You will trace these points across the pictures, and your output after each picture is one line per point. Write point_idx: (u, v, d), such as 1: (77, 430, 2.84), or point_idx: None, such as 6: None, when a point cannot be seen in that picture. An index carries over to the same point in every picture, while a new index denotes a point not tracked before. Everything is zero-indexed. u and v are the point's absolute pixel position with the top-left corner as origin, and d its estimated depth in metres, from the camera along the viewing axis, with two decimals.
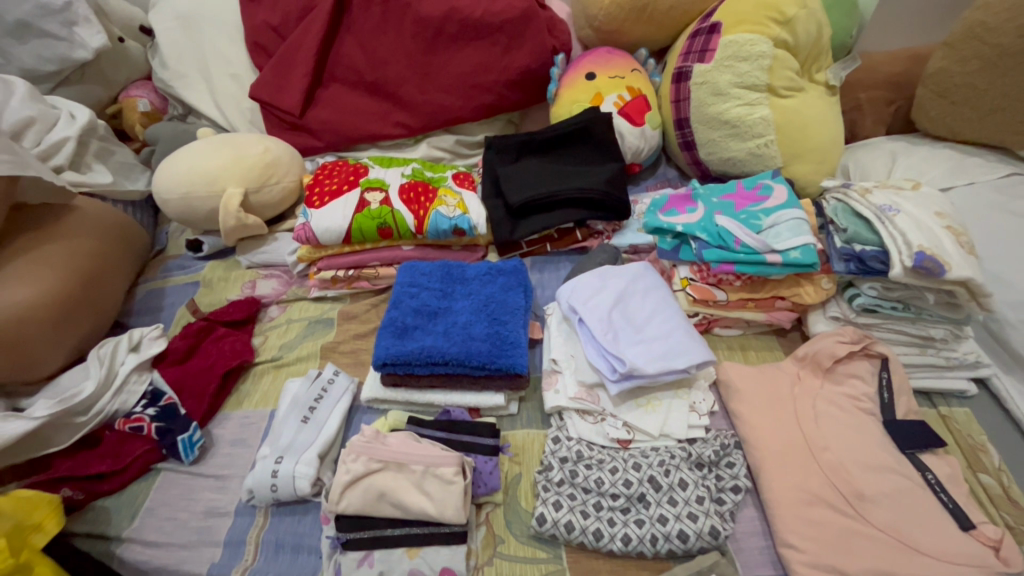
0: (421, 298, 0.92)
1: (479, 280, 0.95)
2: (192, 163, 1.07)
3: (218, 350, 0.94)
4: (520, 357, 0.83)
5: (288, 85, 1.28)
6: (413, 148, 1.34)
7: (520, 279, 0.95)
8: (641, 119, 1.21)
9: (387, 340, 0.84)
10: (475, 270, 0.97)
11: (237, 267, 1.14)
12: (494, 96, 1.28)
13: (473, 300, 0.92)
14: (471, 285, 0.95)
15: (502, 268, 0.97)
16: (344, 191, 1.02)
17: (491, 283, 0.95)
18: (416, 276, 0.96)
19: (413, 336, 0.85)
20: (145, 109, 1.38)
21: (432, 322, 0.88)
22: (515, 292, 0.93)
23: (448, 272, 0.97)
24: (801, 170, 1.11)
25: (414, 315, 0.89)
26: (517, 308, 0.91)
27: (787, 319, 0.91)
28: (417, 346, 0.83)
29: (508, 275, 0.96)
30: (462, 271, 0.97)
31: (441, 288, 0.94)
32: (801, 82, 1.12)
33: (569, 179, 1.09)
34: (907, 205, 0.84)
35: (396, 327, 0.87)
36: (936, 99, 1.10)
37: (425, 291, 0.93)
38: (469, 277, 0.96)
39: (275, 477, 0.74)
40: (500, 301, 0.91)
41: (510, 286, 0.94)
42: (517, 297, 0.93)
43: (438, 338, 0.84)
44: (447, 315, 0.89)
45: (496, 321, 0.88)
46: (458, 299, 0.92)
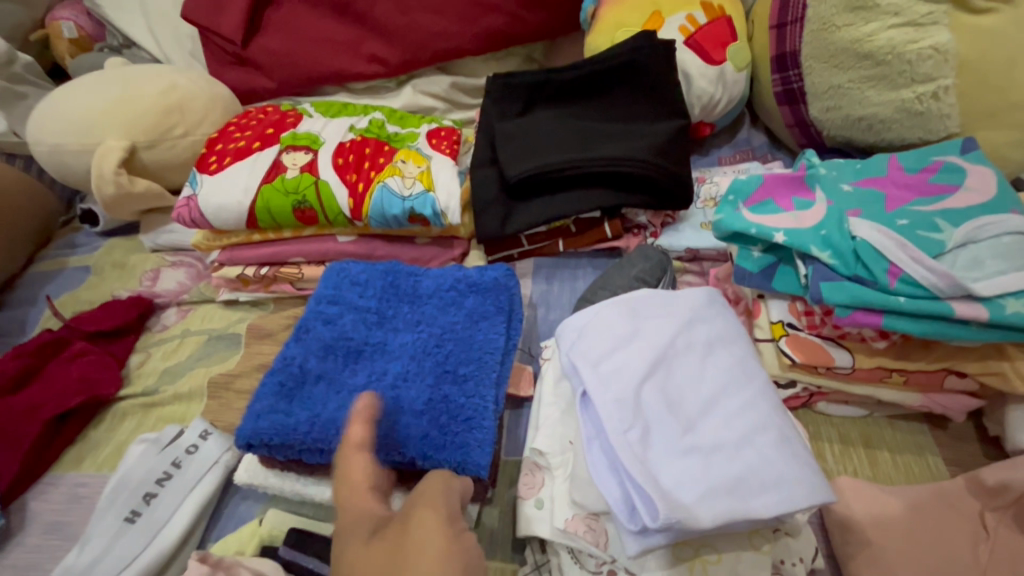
0: (341, 326, 0.59)
1: (437, 299, 0.60)
2: (67, 103, 0.77)
3: (60, 380, 0.65)
4: (477, 449, 0.50)
5: (229, 3, 0.95)
6: (393, 93, 0.97)
7: (502, 299, 0.59)
8: (719, 54, 0.79)
9: (272, 402, 0.53)
10: (434, 281, 0.62)
11: (139, 249, 0.84)
12: (505, 17, 0.88)
13: (421, 333, 0.57)
14: (424, 307, 0.60)
15: (474, 280, 0.61)
16: (254, 150, 0.69)
17: (454, 306, 0.59)
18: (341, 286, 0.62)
19: (313, 395, 0.54)
20: (71, 36, 1.09)
21: (351, 368, 0.56)
22: (489, 323, 0.57)
23: (390, 282, 0.62)
24: (992, 140, 0.67)
25: (325, 354, 0.57)
26: (487, 352, 0.55)
27: (957, 408, 0.51)
28: (314, 415, 0.52)
29: (482, 292, 0.60)
30: (413, 282, 0.62)
31: (377, 309, 0.60)
32: None
33: (598, 144, 0.71)
34: None
35: (290, 375, 0.55)
36: None
37: (350, 312, 0.60)
38: (423, 293, 0.61)
39: None
40: (461, 338, 0.57)
41: (483, 313, 0.58)
42: (491, 330, 0.57)
43: (350, 404, 0.52)
44: (375, 358, 0.56)
45: (449, 373, 0.54)
46: (400, 329, 0.58)
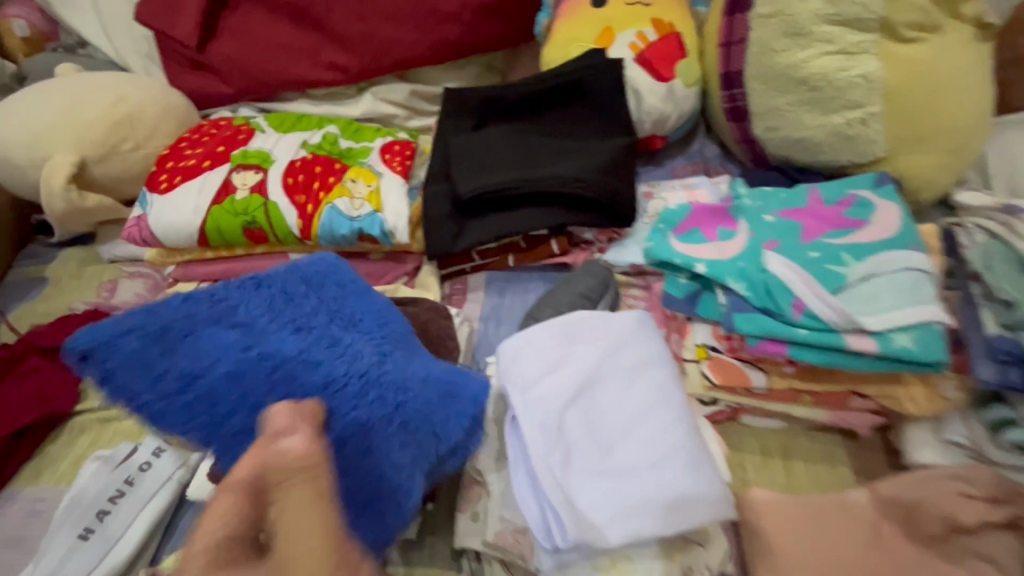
0: (265, 318, 0.53)
1: (403, 359, 0.53)
2: (17, 116, 0.76)
3: (18, 396, 0.67)
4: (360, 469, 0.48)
5: (183, 8, 0.94)
6: (353, 100, 0.97)
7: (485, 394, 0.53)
8: (668, 72, 0.81)
9: (145, 351, 0.49)
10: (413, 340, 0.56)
11: (97, 260, 0.84)
12: (461, 28, 0.89)
13: (358, 372, 0.51)
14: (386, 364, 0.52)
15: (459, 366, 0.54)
16: (204, 170, 0.71)
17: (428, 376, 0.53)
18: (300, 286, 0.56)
19: (199, 349, 0.51)
20: (24, 35, 1.06)
21: (257, 359, 0.50)
22: (462, 416, 0.51)
23: (354, 316, 0.55)
24: (915, 164, 0.71)
25: (231, 331, 0.52)
26: (440, 438, 0.50)
27: (864, 425, 0.55)
28: (199, 410, 0.49)
29: (470, 378, 0.54)
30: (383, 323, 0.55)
31: (325, 328, 0.53)
32: (935, 17, 0.69)
33: (546, 163, 0.73)
34: None
35: (170, 330, 0.51)
36: None
37: (286, 307, 0.54)
38: (392, 347, 0.53)
39: None
40: (417, 407, 0.50)
41: (458, 400, 0.52)
42: (457, 420, 0.51)
43: (236, 395, 0.49)
44: (288, 368, 0.50)
45: (387, 436, 0.49)
46: (335, 355, 0.52)
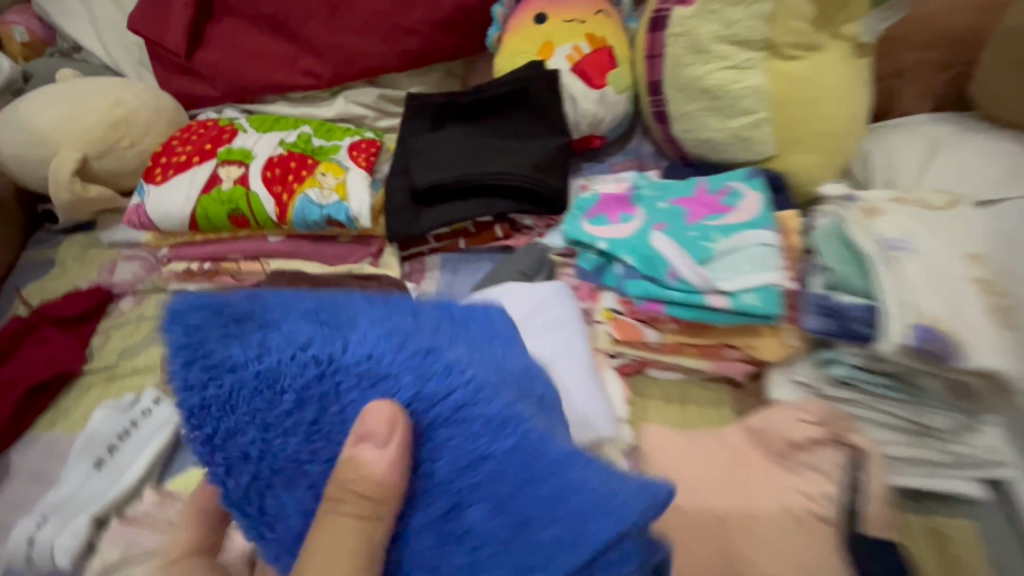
0: (333, 321, 0.41)
1: (522, 436, 0.39)
2: (26, 118, 0.87)
3: (34, 358, 0.78)
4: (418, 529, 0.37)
5: (169, 18, 1.04)
6: (327, 103, 1.08)
7: (573, 523, 0.36)
8: (601, 80, 0.93)
9: (206, 334, 0.41)
10: (522, 425, 0.39)
11: (97, 245, 0.94)
12: (422, 40, 1.00)
13: (440, 421, 0.39)
14: (464, 439, 0.38)
15: (569, 463, 0.38)
16: (194, 164, 0.83)
17: (498, 470, 0.38)
18: (414, 301, 0.46)
19: (251, 339, 0.40)
20: (23, 40, 1.15)
21: (307, 371, 0.39)
22: (524, 554, 0.36)
23: (452, 359, 0.40)
24: (801, 162, 0.84)
25: (287, 319, 0.41)
26: (479, 571, 0.36)
27: (739, 372, 0.67)
28: (221, 415, 0.40)
29: (592, 482, 0.38)
30: (482, 378, 0.40)
31: (408, 361, 0.40)
32: (815, 38, 0.82)
33: (490, 158, 0.85)
34: (926, 241, 0.59)
35: (234, 305, 0.42)
36: (1008, 69, 0.79)
37: (367, 321, 0.42)
38: (493, 409, 0.39)
39: (30, 547, 0.60)
40: (528, 485, 0.37)
41: (536, 517, 0.37)
42: (551, 536, 0.36)
43: (264, 408, 0.39)
44: (361, 387, 0.39)
45: (431, 534, 0.37)
46: (405, 404, 0.39)
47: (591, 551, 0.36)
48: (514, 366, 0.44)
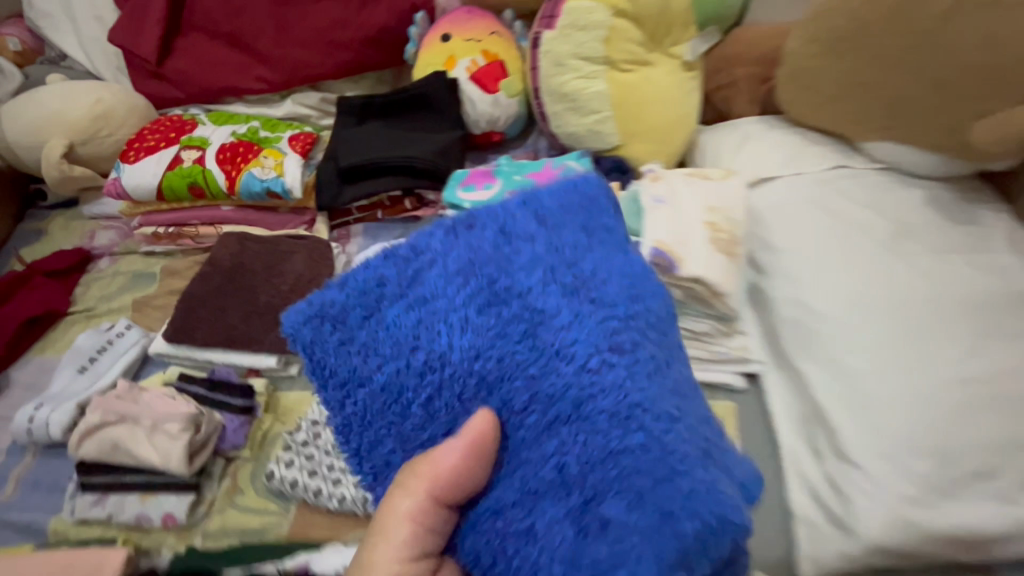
0: (451, 317, 0.46)
1: (634, 404, 0.42)
2: (25, 112, 1.08)
3: (29, 300, 0.97)
4: (539, 518, 0.41)
5: (143, 33, 1.25)
6: (278, 104, 1.30)
7: (697, 512, 0.39)
8: (494, 86, 1.16)
9: (318, 344, 0.48)
10: (638, 418, 0.42)
11: (80, 217, 1.14)
12: (353, 53, 1.23)
13: (562, 414, 0.43)
14: (583, 432, 0.42)
15: (682, 457, 0.41)
16: (162, 148, 1.04)
17: (619, 465, 0.41)
18: (544, 234, 0.48)
19: (368, 345, 0.47)
20: (16, 49, 1.35)
21: (435, 379, 0.46)
22: (642, 542, 0.38)
23: (562, 343, 0.44)
24: (640, 149, 1.10)
25: (410, 321, 0.46)
26: (589, 551, 0.39)
27: None
28: (361, 430, 0.49)
29: (693, 466, 0.41)
30: (596, 365, 0.43)
31: (514, 360, 0.45)
32: (647, 56, 1.07)
33: (399, 145, 1.08)
34: (683, 200, 0.87)
35: (331, 310, 0.48)
36: (789, 84, 1.05)
37: (479, 313, 0.46)
38: (603, 403, 0.42)
39: (31, 424, 0.79)
40: (652, 460, 0.41)
41: (650, 505, 0.39)
42: (666, 512, 0.39)
43: (398, 419, 0.48)
44: (477, 388, 0.45)
45: (556, 511, 0.41)
46: (520, 405, 0.44)
47: (701, 537, 0.39)
48: (630, 336, 0.44)
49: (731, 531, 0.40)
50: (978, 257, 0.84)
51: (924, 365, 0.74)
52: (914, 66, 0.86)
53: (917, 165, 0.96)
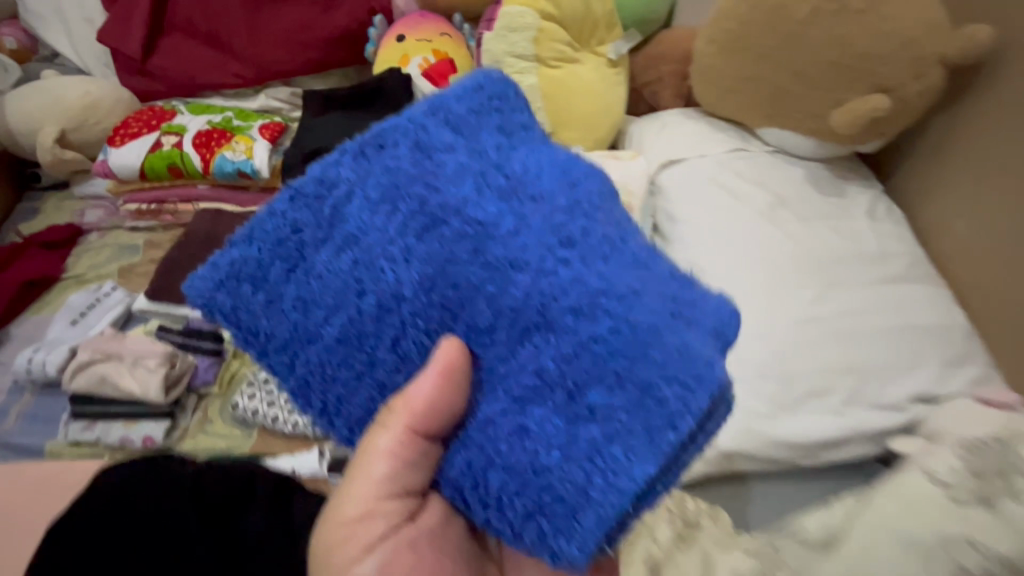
0: (388, 251, 0.47)
1: (575, 288, 0.44)
2: (20, 102, 1.21)
3: (26, 267, 1.10)
4: (543, 424, 0.43)
5: (128, 32, 1.37)
6: (252, 97, 1.44)
7: (675, 380, 0.41)
8: (444, 82, 1.30)
9: (251, 306, 0.49)
10: (605, 309, 0.43)
11: (71, 198, 1.27)
12: (318, 52, 1.37)
13: (529, 326, 0.44)
14: (554, 337, 0.43)
15: (656, 330, 0.42)
16: (145, 134, 1.18)
17: (593, 353, 0.43)
18: (463, 142, 0.48)
19: (310, 292, 0.48)
20: (12, 47, 1.46)
21: (391, 316, 0.47)
22: (630, 415, 0.41)
23: (513, 253, 0.45)
24: (569, 136, 1.25)
25: (344, 262, 0.47)
26: (580, 433, 0.42)
27: None
28: (326, 384, 0.49)
29: (659, 341, 0.42)
30: (552, 267, 0.44)
31: (468, 282, 0.45)
32: (575, 55, 1.23)
33: (357, 132, 1.21)
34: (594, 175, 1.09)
35: (246, 271, 0.49)
36: (702, 79, 1.17)
37: (418, 238, 0.46)
38: (567, 301, 0.43)
39: (29, 365, 0.93)
40: (620, 343, 0.42)
41: (632, 384, 0.42)
42: (638, 389, 0.42)
43: (367, 363, 0.48)
44: (429, 311, 0.46)
45: (546, 411, 0.43)
46: (484, 325, 0.45)
47: (693, 405, 0.41)
48: (578, 226, 0.45)
49: (721, 391, 0.41)
50: (838, 223, 1.00)
51: (780, 312, 0.89)
52: (785, 62, 1.01)
53: (798, 147, 1.11)
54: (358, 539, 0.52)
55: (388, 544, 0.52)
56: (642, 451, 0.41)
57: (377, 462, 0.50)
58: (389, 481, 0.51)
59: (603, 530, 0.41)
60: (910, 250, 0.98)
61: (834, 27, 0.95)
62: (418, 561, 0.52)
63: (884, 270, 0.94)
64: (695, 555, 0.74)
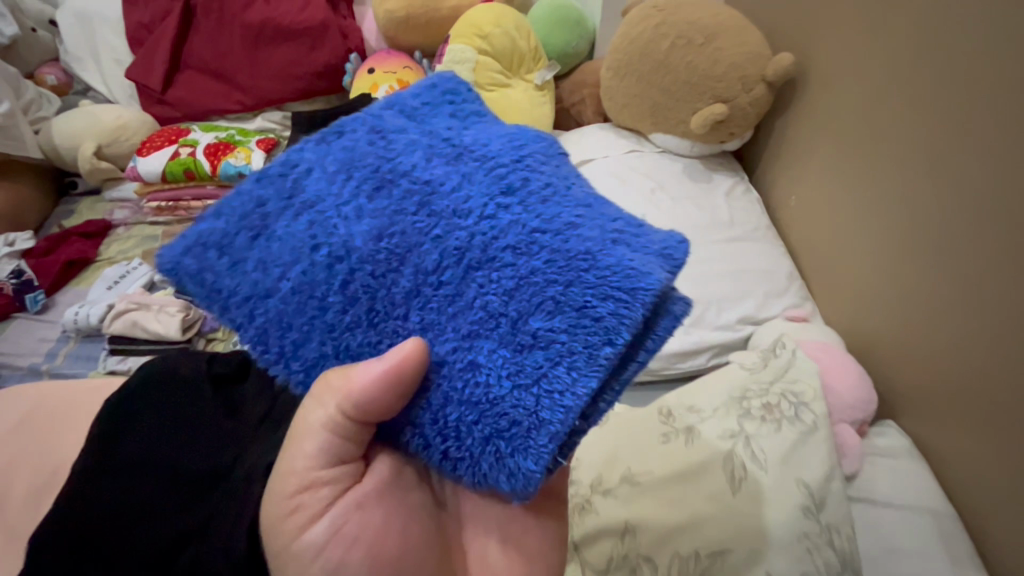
0: (341, 210, 0.53)
1: (513, 235, 0.49)
2: (64, 124, 1.52)
3: (69, 250, 1.37)
4: (481, 356, 0.48)
5: (150, 69, 1.69)
6: (250, 120, 1.76)
7: (609, 296, 0.46)
8: None
9: (211, 264, 0.54)
10: (539, 243, 0.49)
11: (103, 201, 1.56)
12: (305, 83, 1.70)
13: (474, 262, 0.50)
14: (496, 271, 0.49)
15: (588, 253, 0.47)
16: (166, 146, 1.49)
17: (532, 286, 0.48)
18: (414, 126, 0.57)
19: (269, 248, 0.54)
20: (52, 84, 1.77)
21: (343, 267, 0.52)
22: (568, 335, 0.46)
23: (456, 205, 0.51)
24: None
25: (301, 225, 0.53)
26: (529, 359, 0.47)
27: None
28: (283, 332, 0.53)
29: (593, 266, 0.47)
30: (492, 211, 0.50)
31: (416, 229, 0.51)
32: (507, 81, 1.56)
33: None
34: None
35: (213, 237, 0.54)
36: (610, 97, 1.48)
37: (370, 198, 0.53)
38: (506, 240, 0.49)
39: (76, 317, 1.20)
40: (556, 273, 0.47)
41: (566, 306, 0.47)
42: (577, 315, 0.46)
43: (319, 314, 0.52)
44: (392, 263, 0.51)
45: (493, 345, 0.48)
46: (431, 267, 0.50)
47: (620, 315, 0.45)
48: (519, 176, 0.52)
49: (646, 303, 0.46)
50: (701, 201, 1.31)
51: None
52: (655, 83, 1.35)
53: (679, 148, 1.41)
54: (304, 508, 0.52)
55: (337, 507, 0.52)
56: (584, 368, 0.46)
57: (316, 436, 0.52)
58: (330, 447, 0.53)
59: (555, 444, 0.46)
60: (754, 219, 1.29)
61: (687, 57, 1.29)
62: (366, 526, 0.52)
63: (731, 232, 1.24)
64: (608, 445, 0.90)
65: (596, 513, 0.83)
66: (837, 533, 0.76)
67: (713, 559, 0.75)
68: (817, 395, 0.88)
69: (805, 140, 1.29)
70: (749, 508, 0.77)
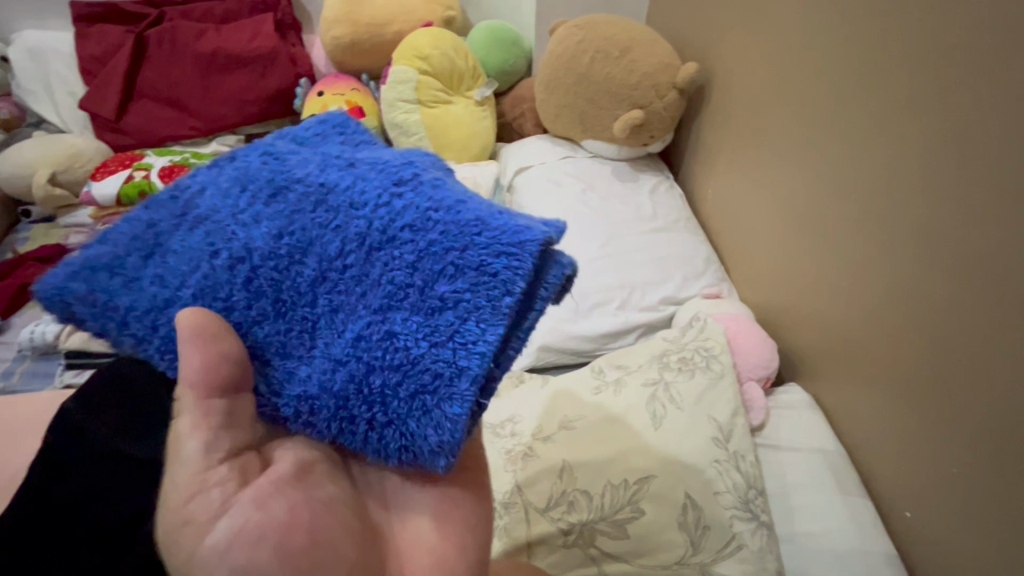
0: (240, 218, 0.54)
1: (403, 218, 0.52)
2: (18, 153, 1.56)
3: (23, 274, 1.39)
4: (399, 324, 0.50)
5: (104, 98, 1.74)
6: (205, 144, 1.83)
7: (501, 254, 0.50)
8: None
9: (108, 289, 0.52)
10: (435, 220, 0.52)
11: (57, 228, 1.59)
12: (258, 107, 1.79)
13: (374, 244, 0.52)
14: (397, 248, 0.51)
15: (478, 219, 0.52)
16: (120, 170, 1.55)
17: (432, 257, 0.51)
18: (302, 148, 0.60)
19: (167, 262, 0.53)
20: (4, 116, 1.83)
21: (244, 267, 0.52)
22: (471, 292, 0.49)
23: (353, 199, 0.54)
24: (449, 157, 1.67)
25: (197, 237, 0.53)
26: (441, 318, 0.50)
27: None
28: None
29: (483, 230, 0.51)
30: (386, 200, 0.53)
31: (317, 224, 0.53)
32: (448, 97, 1.67)
33: None
34: (466, 173, 1.54)
35: (99, 260, 0.53)
36: (545, 108, 1.59)
37: (266, 204, 0.54)
38: (405, 220, 0.52)
39: (33, 336, 1.23)
40: (450, 242, 0.51)
41: (466, 267, 0.50)
42: (476, 275, 0.50)
43: (224, 313, 0.51)
44: (296, 256, 0.52)
45: (405, 314, 0.50)
46: (334, 253, 0.52)
47: (513, 267, 0.50)
48: (408, 172, 0.55)
49: (534, 254, 0.50)
50: (628, 200, 1.43)
51: (583, 261, 1.28)
52: (580, 92, 1.47)
53: (606, 151, 1.55)
54: (194, 522, 0.45)
55: (238, 503, 0.46)
56: (489, 320, 0.49)
57: (197, 437, 0.46)
58: (217, 454, 0.47)
59: (477, 386, 0.48)
60: (675, 213, 1.42)
61: (606, 69, 1.43)
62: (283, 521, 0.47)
63: (655, 225, 1.37)
64: (546, 398, 0.99)
65: (537, 457, 0.90)
66: (742, 459, 0.87)
67: (641, 483, 0.84)
68: (722, 347, 1.00)
69: (716, 139, 1.44)
70: (668, 442, 0.87)
